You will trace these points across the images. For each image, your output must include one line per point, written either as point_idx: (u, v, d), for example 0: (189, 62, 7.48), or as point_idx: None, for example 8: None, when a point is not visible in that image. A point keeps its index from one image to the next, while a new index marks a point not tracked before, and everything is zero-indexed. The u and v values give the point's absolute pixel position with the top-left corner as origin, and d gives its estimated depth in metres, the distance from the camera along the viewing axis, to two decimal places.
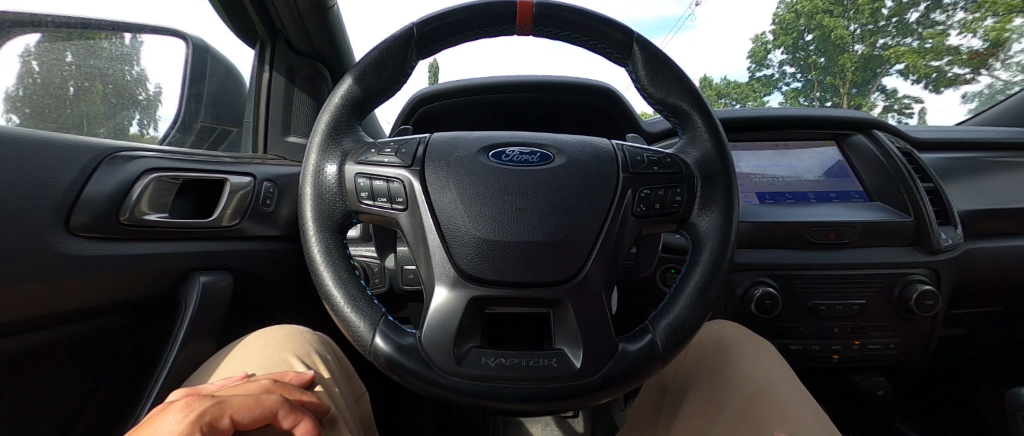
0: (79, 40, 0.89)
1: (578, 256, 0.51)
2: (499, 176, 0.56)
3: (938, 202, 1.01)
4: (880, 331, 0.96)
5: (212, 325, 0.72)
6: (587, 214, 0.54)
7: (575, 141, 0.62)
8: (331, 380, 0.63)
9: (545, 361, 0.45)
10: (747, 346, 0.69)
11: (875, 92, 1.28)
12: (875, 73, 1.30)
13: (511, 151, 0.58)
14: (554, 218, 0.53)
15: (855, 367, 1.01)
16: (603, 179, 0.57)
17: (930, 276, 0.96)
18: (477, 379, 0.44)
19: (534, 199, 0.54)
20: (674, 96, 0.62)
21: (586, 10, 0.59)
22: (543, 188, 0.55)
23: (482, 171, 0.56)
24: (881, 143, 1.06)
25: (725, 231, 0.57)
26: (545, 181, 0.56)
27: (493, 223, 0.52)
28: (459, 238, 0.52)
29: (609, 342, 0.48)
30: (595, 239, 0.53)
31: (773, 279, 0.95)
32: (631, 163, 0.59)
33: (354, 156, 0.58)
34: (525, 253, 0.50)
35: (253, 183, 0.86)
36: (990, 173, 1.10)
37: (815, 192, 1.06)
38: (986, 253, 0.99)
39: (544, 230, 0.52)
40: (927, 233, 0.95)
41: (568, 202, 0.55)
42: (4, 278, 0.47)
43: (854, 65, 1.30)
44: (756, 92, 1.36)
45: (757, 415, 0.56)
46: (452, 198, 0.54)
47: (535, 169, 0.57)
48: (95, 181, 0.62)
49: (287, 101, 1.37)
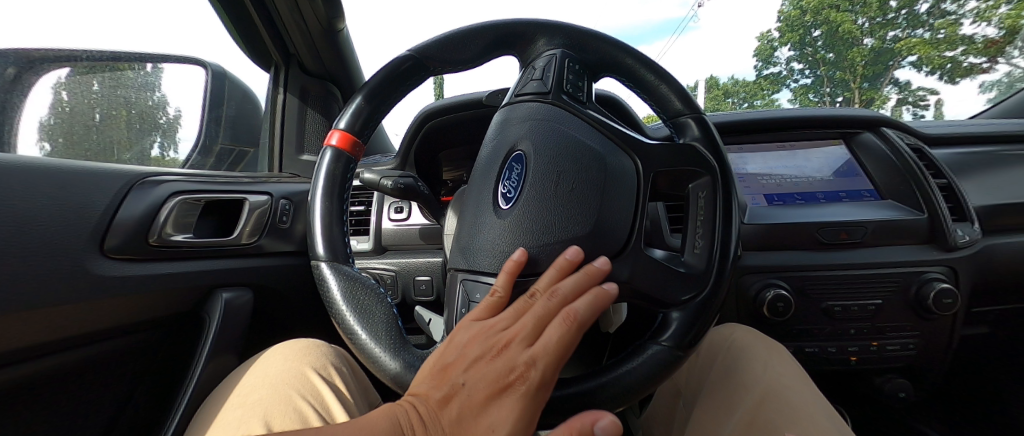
0: (107, 72, 0.95)
1: (628, 183, 0.55)
2: (529, 192, 0.53)
3: (954, 199, 0.99)
4: (898, 332, 0.95)
5: (234, 341, 0.74)
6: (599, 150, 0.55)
7: (511, 133, 0.59)
8: (347, 392, 0.65)
9: (703, 197, 0.55)
10: (760, 349, 0.69)
11: (886, 85, 1.22)
12: (885, 66, 1.23)
13: (509, 191, 0.55)
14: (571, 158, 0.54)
15: (875, 369, 0.99)
16: (553, 116, 0.57)
17: (948, 274, 0.94)
18: (693, 255, 0.53)
19: (566, 180, 0.53)
20: (485, 49, 0.64)
21: (376, 75, 0.62)
22: (535, 169, 0.54)
23: (504, 227, 0.52)
24: (889, 140, 1.05)
25: (637, 56, 0.62)
26: (534, 164, 0.54)
27: (572, 223, 0.50)
28: (574, 265, 0.51)
29: (688, 149, 0.58)
30: (630, 167, 0.56)
31: (785, 281, 0.95)
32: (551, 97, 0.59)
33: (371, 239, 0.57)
34: (606, 210, 0.52)
35: (270, 201, 0.89)
36: (1006, 167, 1.08)
37: (824, 192, 1.05)
38: (1006, 249, 0.97)
39: (592, 184, 0.53)
40: (944, 230, 0.94)
41: (577, 167, 0.53)
42: (39, 301, 0.51)
43: (864, 58, 1.24)
44: (764, 89, 1.29)
45: (771, 420, 0.55)
46: (541, 229, 0.50)
47: (529, 166, 0.55)
48: (126, 206, 0.66)
49: (300, 121, 1.40)
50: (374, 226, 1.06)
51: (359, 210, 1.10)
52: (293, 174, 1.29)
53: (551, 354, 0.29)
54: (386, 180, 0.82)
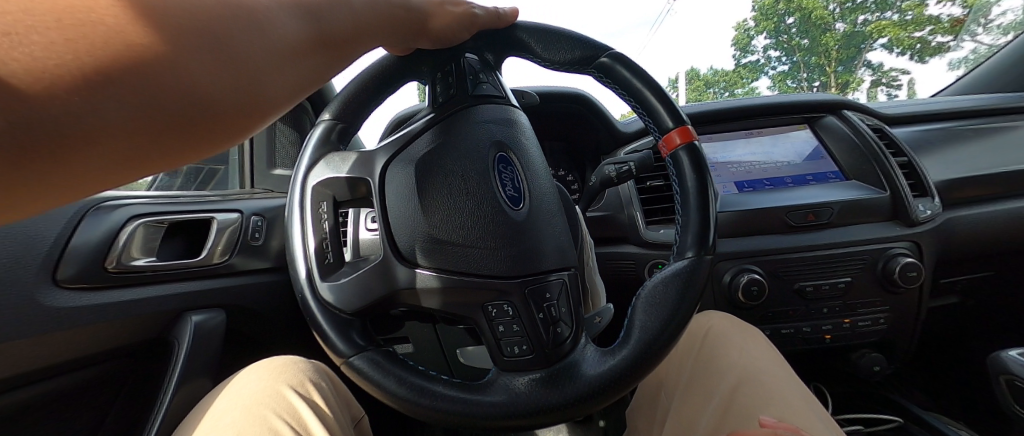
0: None
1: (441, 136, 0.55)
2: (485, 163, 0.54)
3: (914, 176, 1.03)
4: (869, 307, 0.97)
5: (208, 364, 0.73)
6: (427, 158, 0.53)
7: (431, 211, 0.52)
8: (327, 408, 0.64)
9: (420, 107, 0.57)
10: (734, 334, 0.70)
11: (861, 68, 1.23)
12: (858, 49, 1.21)
13: (509, 191, 0.54)
14: (427, 179, 0.52)
15: (850, 345, 1.01)
16: (438, 259, 0.50)
17: (912, 248, 0.97)
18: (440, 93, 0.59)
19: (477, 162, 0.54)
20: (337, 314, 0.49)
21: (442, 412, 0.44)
22: (485, 205, 0.52)
23: (550, 197, 0.58)
24: (850, 121, 1.08)
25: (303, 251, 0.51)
26: (473, 196, 0.52)
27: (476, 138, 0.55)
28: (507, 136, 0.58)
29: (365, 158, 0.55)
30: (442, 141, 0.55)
31: (758, 265, 0.97)
32: (404, 249, 0.51)
33: (542, 290, 0.50)
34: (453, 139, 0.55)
35: (241, 218, 0.87)
36: (963, 142, 1.12)
37: (791, 176, 1.07)
38: (966, 221, 1.00)
39: (439, 148, 0.54)
40: (905, 207, 0.97)
41: (456, 157, 0.53)
42: None
43: (838, 42, 1.21)
44: (744, 78, 1.26)
45: (745, 404, 0.57)
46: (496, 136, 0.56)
47: (497, 195, 0.52)
48: (80, 232, 0.65)
49: (270, 136, 1.36)
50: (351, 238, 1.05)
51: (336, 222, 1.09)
52: (266, 190, 1.27)
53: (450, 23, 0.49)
54: (356, 190, 0.81)
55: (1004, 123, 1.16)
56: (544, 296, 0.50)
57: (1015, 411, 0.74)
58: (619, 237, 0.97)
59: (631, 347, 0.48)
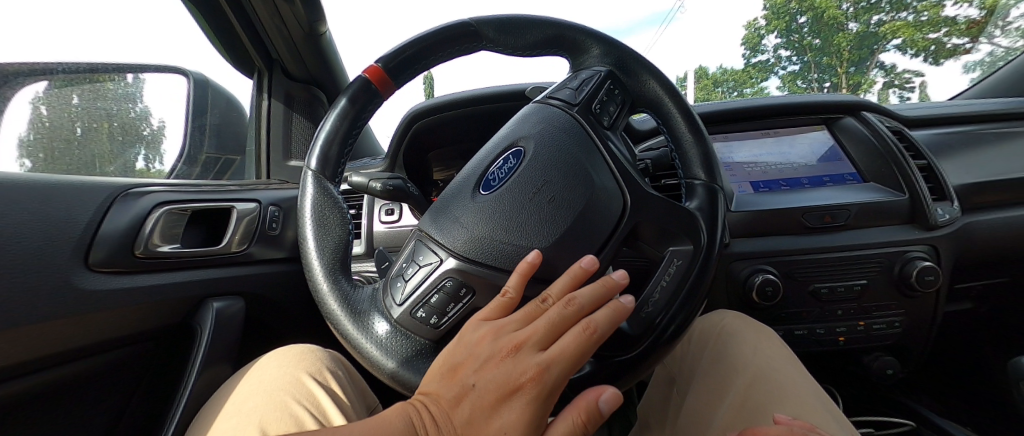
0: (86, 84, 0.93)
1: (515, 247, 0.50)
2: (509, 193, 0.53)
3: (933, 179, 1.01)
4: (884, 310, 0.97)
5: (228, 350, 0.74)
6: (534, 230, 0.50)
7: (551, 185, 0.53)
8: (344, 396, 0.65)
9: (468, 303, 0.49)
10: (749, 333, 0.70)
11: (873, 69, 1.22)
12: (870, 51, 1.21)
13: (512, 160, 0.56)
14: (544, 230, 0.50)
15: (863, 348, 1.01)
16: (605, 215, 0.53)
17: (930, 252, 0.96)
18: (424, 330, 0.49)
19: (521, 193, 0.53)
20: (678, 259, 0.52)
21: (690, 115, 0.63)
22: (544, 168, 0.54)
23: (516, 137, 0.59)
24: (869, 123, 1.07)
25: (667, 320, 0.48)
26: (540, 188, 0.53)
27: (473, 222, 0.52)
28: (456, 206, 0.55)
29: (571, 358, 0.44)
30: (518, 244, 0.50)
31: (773, 266, 0.97)
32: (597, 236, 0.52)
33: (584, 103, 0.59)
34: (500, 250, 0.49)
35: (258, 208, 0.89)
36: (984, 145, 1.10)
37: (808, 177, 1.06)
38: (986, 226, 0.99)
39: (517, 222, 0.51)
40: (924, 210, 0.96)
41: (528, 207, 0.52)
42: (29, 320, 0.51)
43: (850, 43, 1.21)
44: (753, 78, 1.25)
45: (759, 400, 0.57)
46: (462, 213, 0.54)
47: (524, 164, 0.55)
48: (110, 219, 0.66)
49: (286, 127, 1.38)
50: (365, 230, 1.06)
51: (351, 214, 1.10)
52: (281, 180, 1.28)
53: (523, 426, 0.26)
54: (373, 183, 0.82)
55: None
56: (604, 134, 0.59)
57: None
58: None
59: (603, 48, 0.64)
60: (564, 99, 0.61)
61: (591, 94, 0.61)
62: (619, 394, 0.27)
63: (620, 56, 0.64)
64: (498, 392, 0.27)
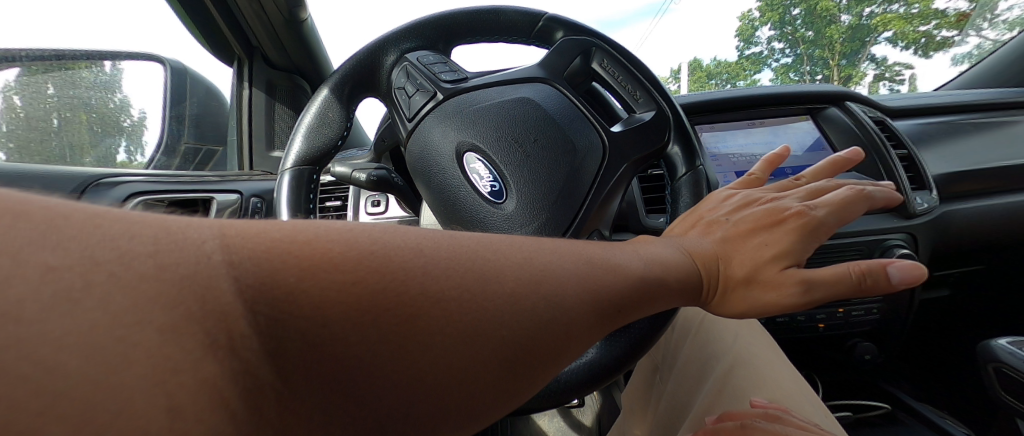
0: (59, 72, 0.91)
1: (557, 182, 0.58)
2: (507, 164, 0.59)
3: (913, 168, 1.03)
4: (863, 297, 0.99)
5: None
6: (558, 168, 0.58)
7: (516, 117, 0.59)
8: None
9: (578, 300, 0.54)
10: (731, 322, 0.71)
11: (864, 61, 1.22)
12: (863, 42, 1.21)
13: (477, 164, 0.60)
14: (549, 157, 0.58)
15: (842, 334, 1.03)
16: (561, 127, 0.59)
17: (908, 240, 0.98)
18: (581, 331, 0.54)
19: (519, 159, 0.59)
20: (609, 67, 0.60)
21: (497, 9, 0.62)
22: (497, 137, 0.59)
23: (457, 149, 0.61)
24: (853, 113, 1.08)
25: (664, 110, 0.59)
26: (516, 151, 0.59)
27: (516, 213, 0.58)
28: (484, 217, 0.59)
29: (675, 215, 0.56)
30: (563, 180, 0.58)
31: None
32: (566, 116, 0.60)
33: (456, 102, 0.61)
34: (551, 204, 0.57)
35: (241, 198, 0.87)
36: (965, 135, 1.12)
37: (792, 167, 1.07)
38: (963, 214, 1.01)
39: (537, 171, 0.58)
40: (903, 199, 0.98)
41: (532, 160, 0.58)
42: None
43: (843, 35, 1.20)
44: (746, 70, 1.23)
45: (738, 387, 0.58)
46: (492, 212, 0.59)
47: (488, 153, 0.59)
48: None
49: (269, 117, 1.35)
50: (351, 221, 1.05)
51: (336, 205, 1.08)
52: (265, 172, 1.26)
53: (797, 235, 0.39)
54: (357, 173, 0.81)
55: (1005, 117, 1.16)
56: (495, 102, 0.60)
57: (1004, 398, 0.75)
58: (619, 225, 0.97)
59: (369, 51, 0.64)
60: (424, 96, 0.61)
61: (429, 78, 0.61)
62: (918, 268, 0.37)
63: (409, 35, 0.63)
64: (764, 221, 0.40)
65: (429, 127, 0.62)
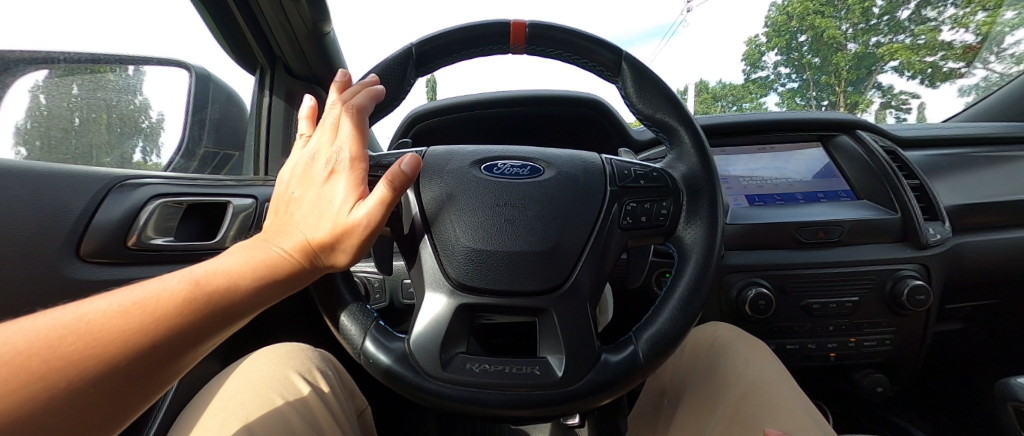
0: (87, 75, 0.93)
1: (506, 230, 0.53)
2: (492, 188, 0.56)
3: (925, 199, 1.03)
4: (874, 327, 0.98)
5: (218, 345, 0.74)
6: (466, 200, 0.55)
7: (558, 195, 0.56)
8: (331, 395, 0.65)
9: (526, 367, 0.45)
10: (740, 346, 0.70)
11: (870, 89, 1.22)
12: (869, 71, 1.23)
13: (524, 172, 0.57)
14: (474, 226, 0.53)
15: (852, 364, 1.02)
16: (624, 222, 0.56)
17: (921, 271, 0.97)
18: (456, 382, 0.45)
19: (518, 207, 0.54)
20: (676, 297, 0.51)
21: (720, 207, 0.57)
22: (538, 199, 0.55)
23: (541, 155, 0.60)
24: (864, 142, 1.08)
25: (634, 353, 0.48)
26: (519, 206, 0.54)
27: (462, 185, 0.56)
28: (455, 167, 0.58)
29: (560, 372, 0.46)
30: (516, 224, 0.53)
31: (766, 279, 0.98)
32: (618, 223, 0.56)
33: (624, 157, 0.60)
34: (482, 227, 0.53)
35: (255, 204, 0.87)
36: (978, 168, 1.12)
37: (803, 193, 1.07)
38: (976, 247, 1.00)
39: (493, 217, 0.54)
40: (916, 229, 0.98)
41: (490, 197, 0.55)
42: None
43: (849, 63, 1.24)
44: (752, 93, 1.31)
45: (750, 414, 0.57)
46: (450, 174, 0.57)
47: (522, 180, 0.56)
48: (103, 210, 0.65)
49: (288, 124, 1.42)
50: None
51: None
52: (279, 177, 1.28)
53: (375, 209, 0.34)
54: None
55: (1019, 151, 1.16)
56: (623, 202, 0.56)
57: None
58: None
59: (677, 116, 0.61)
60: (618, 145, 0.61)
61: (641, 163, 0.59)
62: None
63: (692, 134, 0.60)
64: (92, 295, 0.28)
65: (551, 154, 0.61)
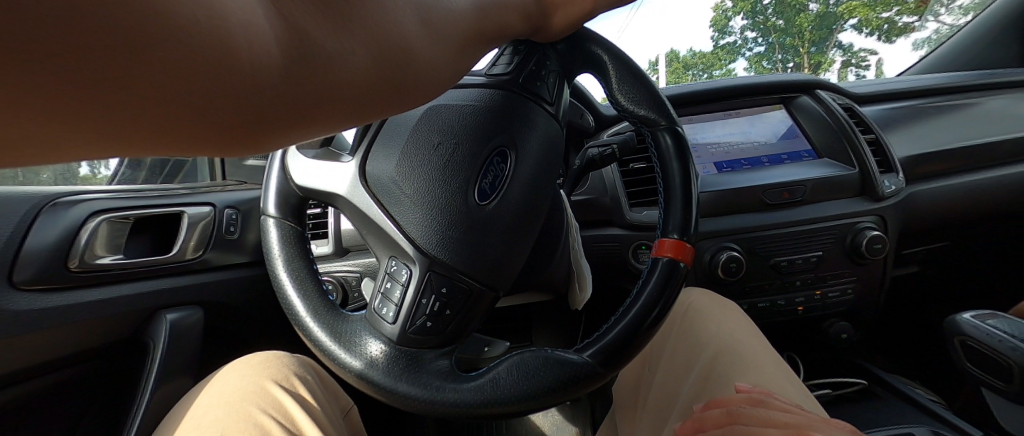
0: None
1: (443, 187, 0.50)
2: (464, 160, 0.50)
3: (881, 152, 1.07)
4: (838, 279, 1.03)
5: (188, 360, 0.71)
6: (464, 118, 0.52)
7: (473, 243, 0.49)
8: (313, 400, 0.63)
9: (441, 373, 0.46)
10: (715, 309, 0.72)
11: (833, 48, 1.23)
12: (830, 30, 1.20)
13: (484, 181, 0.51)
14: (416, 164, 0.50)
15: (820, 315, 1.07)
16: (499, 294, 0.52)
17: (878, 222, 1.02)
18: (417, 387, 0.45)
19: (447, 192, 0.50)
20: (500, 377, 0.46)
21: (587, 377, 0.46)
22: (462, 221, 0.49)
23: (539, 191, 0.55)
24: (823, 101, 1.11)
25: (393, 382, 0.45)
26: (451, 188, 0.50)
27: (478, 135, 0.51)
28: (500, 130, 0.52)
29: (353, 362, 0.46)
30: (443, 188, 0.50)
31: (737, 243, 1.01)
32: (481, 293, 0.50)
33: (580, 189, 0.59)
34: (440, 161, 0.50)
35: (214, 211, 0.82)
36: (928, 119, 1.16)
37: (768, 155, 1.10)
38: (927, 195, 1.06)
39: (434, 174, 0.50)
40: (872, 183, 1.02)
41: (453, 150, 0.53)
42: None
43: (812, 23, 1.17)
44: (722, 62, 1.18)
45: (723, 370, 0.59)
46: (480, 124, 0.52)
47: (474, 198, 0.50)
48: (35, 232, 0.61)
49: None
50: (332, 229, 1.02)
51: (316, 213, 1.06)
52: (239, 181, 1.22)
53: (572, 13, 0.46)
54: None
55: (964, 100, 1.21)
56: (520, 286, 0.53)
57: (968, 368, 0.79)
58: (603, 220, 0.99)
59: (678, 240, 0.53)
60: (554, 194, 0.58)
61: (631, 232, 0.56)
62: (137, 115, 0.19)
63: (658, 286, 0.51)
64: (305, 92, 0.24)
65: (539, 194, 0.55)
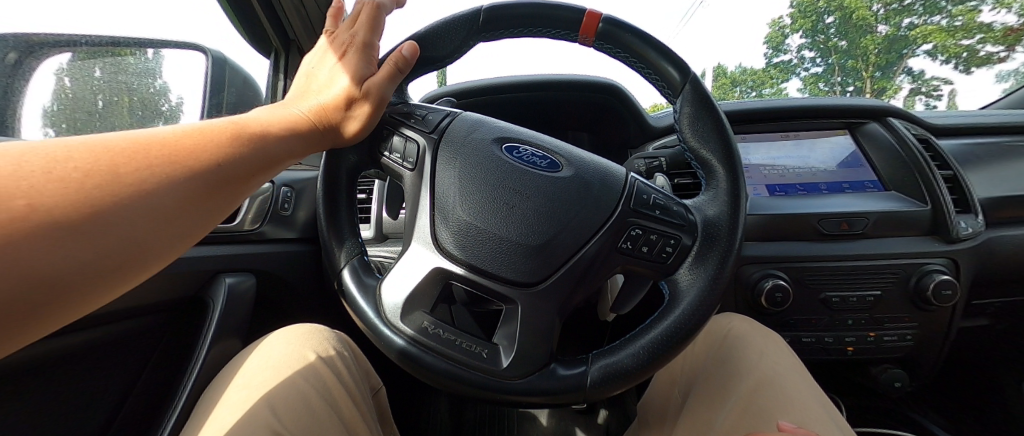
0: (107, 57, 0.94)
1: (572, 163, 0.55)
2: (534, 177, 0.53)
3: (958, 190, 0.98)
4: (895, 322, 0.95)
5: (238, 326, 0.77)
6: (604, 178, 0.54)
7: (465, 145, 0.56)
8: (346, 373, 0.66)
9: (477, 348, 0.46)
10: (756, 338, 0.69)
11: (900, 74, 1.17)
12: (900, 55, 1.14)
13: (525, 165, 0.54)
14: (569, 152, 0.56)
15: (870, 359, 1.00)
16: (535, 269, 0.50)
17: (949, 265, 0.94)
18: (455, 361, 0.46)
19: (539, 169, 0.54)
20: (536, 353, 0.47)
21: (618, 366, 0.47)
22: (537, 189, 0.53)
23: (514, 212, 0.51)
24: (895, 130, 1.03)
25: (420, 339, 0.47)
26: (544, 164, 0.54)
27: (556, 209, 0.52)
28: (554, 236, 0.51)
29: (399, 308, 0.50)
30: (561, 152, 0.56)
31: (784, 271, 0.95)
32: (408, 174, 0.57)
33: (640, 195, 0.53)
34: (576, 185, 0.53)
35: (272, 188, 0.88)
36: (1016, 158, 1.06)
37: (827, 183, 1.04)
38: (1009, 242, 0.96)
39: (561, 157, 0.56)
40: (946, 223, 0.94)
41: (559, 206, 0.52)
42: None
43: (879, 47, 1.14)
44: (774, 78, 1.25)
45: (762, 405, 0.56)
46: (571, 209, 0.52)
47: (524, 163, 0.54)
48: None
49: None
50: (375, 215, 1.07)
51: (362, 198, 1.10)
52: None
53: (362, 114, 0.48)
54: None
55: None
56: (458, 218, 0.52)
57: None
58: None
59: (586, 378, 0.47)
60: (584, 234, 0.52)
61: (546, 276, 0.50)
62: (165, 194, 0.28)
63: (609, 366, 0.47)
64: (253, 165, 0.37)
65: (502, 244, 0.50)
